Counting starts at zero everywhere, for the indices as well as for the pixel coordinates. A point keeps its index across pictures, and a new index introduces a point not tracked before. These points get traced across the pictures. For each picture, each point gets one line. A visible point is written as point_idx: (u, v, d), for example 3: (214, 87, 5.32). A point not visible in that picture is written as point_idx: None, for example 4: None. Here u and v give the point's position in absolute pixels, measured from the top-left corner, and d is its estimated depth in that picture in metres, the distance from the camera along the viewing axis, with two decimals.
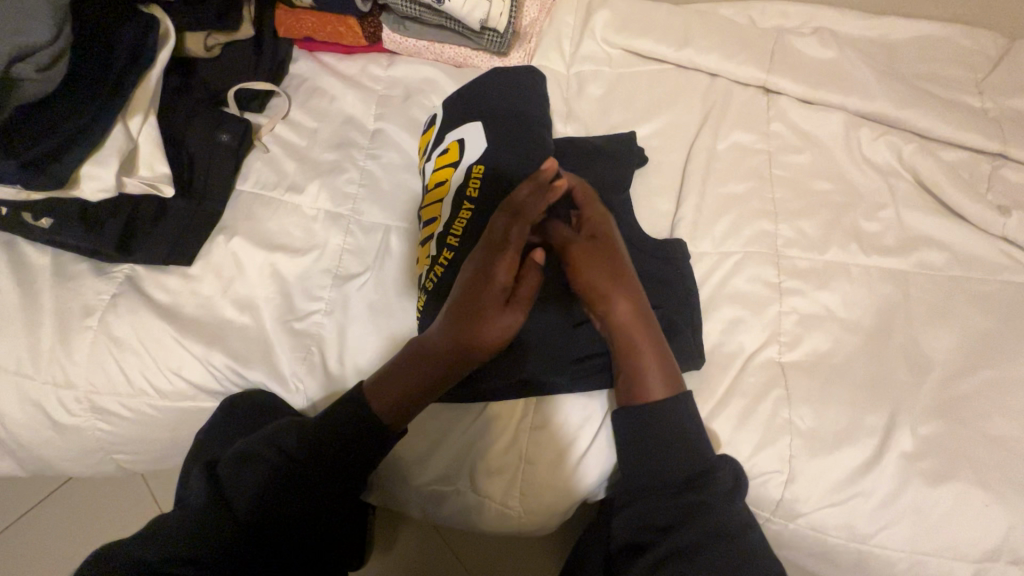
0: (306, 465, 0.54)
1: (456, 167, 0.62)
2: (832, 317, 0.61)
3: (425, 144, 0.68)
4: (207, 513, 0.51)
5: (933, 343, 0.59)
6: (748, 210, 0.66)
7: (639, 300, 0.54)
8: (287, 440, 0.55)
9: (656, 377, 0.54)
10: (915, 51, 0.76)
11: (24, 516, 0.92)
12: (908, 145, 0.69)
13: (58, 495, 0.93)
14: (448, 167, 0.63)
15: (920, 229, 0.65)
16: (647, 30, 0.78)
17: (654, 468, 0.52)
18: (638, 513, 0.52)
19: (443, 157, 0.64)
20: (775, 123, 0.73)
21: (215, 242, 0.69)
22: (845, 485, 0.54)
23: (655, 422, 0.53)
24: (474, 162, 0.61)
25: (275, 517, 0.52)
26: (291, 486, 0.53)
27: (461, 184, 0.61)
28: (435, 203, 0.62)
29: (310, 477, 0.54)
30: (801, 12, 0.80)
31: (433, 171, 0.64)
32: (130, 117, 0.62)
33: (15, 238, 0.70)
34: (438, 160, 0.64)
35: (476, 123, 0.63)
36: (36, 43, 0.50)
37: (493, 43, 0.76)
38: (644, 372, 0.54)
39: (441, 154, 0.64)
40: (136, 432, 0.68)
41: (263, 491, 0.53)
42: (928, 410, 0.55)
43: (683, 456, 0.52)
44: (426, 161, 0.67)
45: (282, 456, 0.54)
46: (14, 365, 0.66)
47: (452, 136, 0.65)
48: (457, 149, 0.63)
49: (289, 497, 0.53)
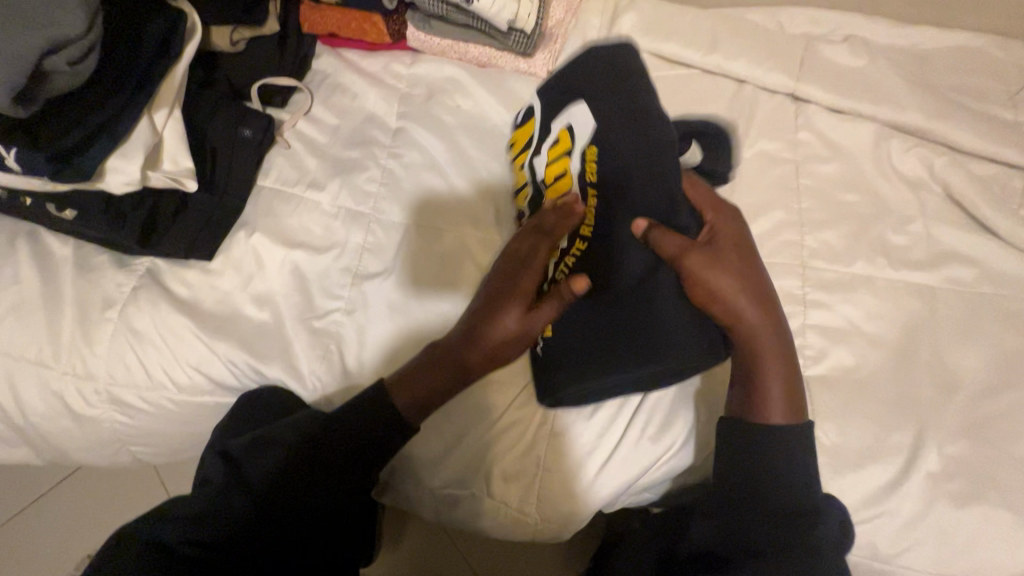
0: (317, 461, 0.54)
1: (571, 153, 0.61)
2: (857, 331, 0.60)
3: (526, 140, 0.67)
4: (223, 504, 0.52)
5: (961, 361, 0.58)
6: (773, 220, 0.66)
7: (760, 306, 0.54)
8: (302, 430, 0.55)
9: (772, 402, 0.53)
10: (947, 61, 0.74)
11: (33, 505, 0.92)
12: (939, 158, 0.67)
13: (67, 484, 0.93)
14: (563, 158, 0.62)
15: (950, 244, 0.64)
16: (675, 34, 0.77)
17: (762, 489, 0.52)
18: (731, 528, 0.51)
19: (555, 148, 0.63)
20: (802, 132, 0.72)
21: (235, 237, 0.69)
22: (868, 504, 0.53)
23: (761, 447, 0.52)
24: (589, 143, 0.59)
25: (285, 512, 0.53)
26: (306, 474, 0.54)
27: (582, 171, 0.60)
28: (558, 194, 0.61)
29: (321, 471, 0.54)
30: (832, 19, 0.78)
31: (546, 165, 0.63)
32: (156, 110, 0.62)
33: (38, 227, 0.71)
34: (550, 153, 0.63)
35: (581, 101, 0.61)
36: (67, 37, 0.48)
37: (519, 43, 0.75)
38: (773, 378, 0.53)
39: (553, 144, 0.63)
40: (152, 425, 0.68)
41: (276, 472, 0.54)
42: (955, 429, 0.54)
43: (793, 485, 0.51)
44: (530, 156, 0.65)
45: (295, 450, 0.54)
46: (35, 354, 0.66)
47: (559, 123, 0.63)
48: (568, 136, 0.62)
49: (298, 493, 0.53)
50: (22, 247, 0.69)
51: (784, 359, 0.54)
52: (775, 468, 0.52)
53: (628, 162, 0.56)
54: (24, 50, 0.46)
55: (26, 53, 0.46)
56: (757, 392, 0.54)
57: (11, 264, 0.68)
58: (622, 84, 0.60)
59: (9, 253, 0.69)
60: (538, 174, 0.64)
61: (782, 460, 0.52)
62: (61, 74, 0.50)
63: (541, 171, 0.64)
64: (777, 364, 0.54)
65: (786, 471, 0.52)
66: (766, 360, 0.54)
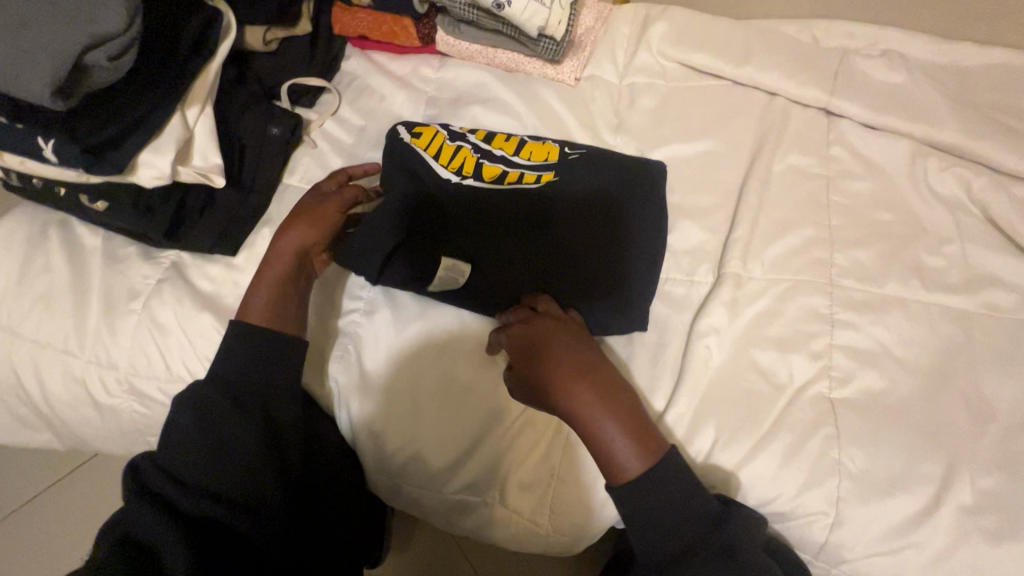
0: (262, 434, 0.56)
1: (447, 141, 0.67)
2: (887, 354, 0.58)
3: (428, 136, 0.67)
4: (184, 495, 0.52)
5: (998, 391, 0.55)
6: (802, 236, 0.64)
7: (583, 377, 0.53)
8: (229, 411, 0.56)
9: (629, 449, 0.51)
10: (989, 79, 0.72)
11: (55, 485, 0.94)
12: (979, 179, 0.65)
13: (89, 468, 0.95)
14: (443, 144, 0.66)
15: (989, 268, 0.62)
16: (705, 45, 0.76)
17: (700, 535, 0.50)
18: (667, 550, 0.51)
19: (430, 146, 0.66)
20: (834, 147, 0.70)
21: (260, 234, 0.70)
22: (896, 534, 0.51)
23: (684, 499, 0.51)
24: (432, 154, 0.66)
25: (241, 489, 0.54)
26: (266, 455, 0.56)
27: (468, 156, 0.66)
28: (485, 164, 0.65)
29: (271, 446, 0.56)
30: (867, 33, 0.77)
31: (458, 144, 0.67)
32: (188, 107, 0.63)
33: (70, 218, 0.72)
34: (443, 147, 0.66)
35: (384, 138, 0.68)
36: (110, 34, 0.49)
37: (548, 51, 0.74)
38: (614, 429, 0.52)
39: (434, 147, 0.66)
40: (169, 417, 0.69)
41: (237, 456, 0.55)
42: (990, 461, 0.52)
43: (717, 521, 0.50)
44: (448, 134, 0.68)
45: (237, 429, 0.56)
46: (61, 342, 0.67)
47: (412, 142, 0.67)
48: (427, 134, 0.67)
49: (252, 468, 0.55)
50: (55, 237, 0.71)
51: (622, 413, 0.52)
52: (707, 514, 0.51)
53: (482, 168, 0.65)
54: (67, 45, 0.47)
55: (69, 47, 0.47)
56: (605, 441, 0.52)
57: (42, 253, 0.70)
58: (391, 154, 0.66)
59: (41, 242, 0.70)
60: (470, 141, 0.68)
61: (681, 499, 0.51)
62: (101, 70, 0.51)
63: (471, 141, 0.68)
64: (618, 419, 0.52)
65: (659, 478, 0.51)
66: (580, 419, 0.52)
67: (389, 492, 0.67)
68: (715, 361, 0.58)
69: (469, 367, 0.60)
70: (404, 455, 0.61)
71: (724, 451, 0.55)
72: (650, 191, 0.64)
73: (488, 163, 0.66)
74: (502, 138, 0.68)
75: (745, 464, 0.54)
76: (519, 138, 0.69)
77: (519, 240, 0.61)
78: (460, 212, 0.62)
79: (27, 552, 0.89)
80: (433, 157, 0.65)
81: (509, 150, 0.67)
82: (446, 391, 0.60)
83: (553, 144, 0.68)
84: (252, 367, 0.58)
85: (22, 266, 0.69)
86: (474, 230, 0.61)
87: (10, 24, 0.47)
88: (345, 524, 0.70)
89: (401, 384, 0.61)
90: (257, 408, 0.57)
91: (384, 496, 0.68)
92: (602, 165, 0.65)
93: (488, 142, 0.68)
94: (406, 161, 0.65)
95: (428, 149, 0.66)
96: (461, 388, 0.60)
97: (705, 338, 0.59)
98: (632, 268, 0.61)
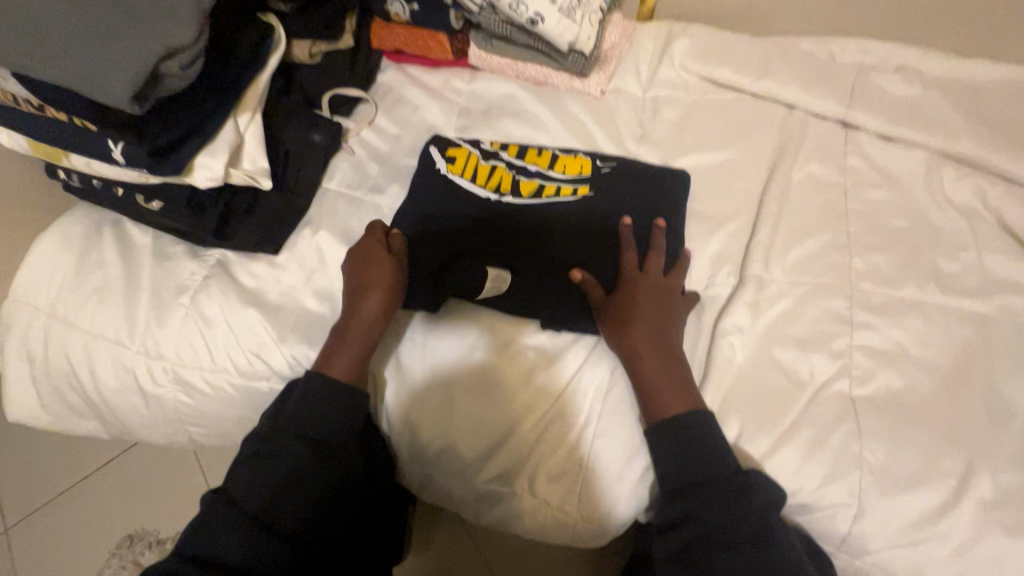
0: (304, 470, 0.58)
1: (483, 162, 0.71)
2: (906, 355, 0.60)
3: (464, 159, 0.71)
4: (227, 539, 0.53)
5: (1017, 391, 0.57)
6: (822, 242, 0.67)
7: (655, 332, 0.59)
8: (298, 426, 0.59)
9: (674, 399, 0.57)
10: (1003, 94, 0.75)
11: (99, 469, 1.00)
12: (994, 188, 0.67)
13: (132, 455, 1.01)
14: (478, 166, 0.70)
15: (1005, 274, 0.64)
16: (725, 60, 0.80)
17: (728, 527, 0.51)
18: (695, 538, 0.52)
19: (465, 170, 0.70)
20: (852, 157, 0.73)
21: (301, 234, 0.74)
22: (917, 527, 0.53)
23: (714, 494, 0.53)
24: (471, 178, 0.69)
25: (276, 529, 0.56)
26: (311, 471, 0.58)
27: (504, 176, 0.70)
28: (521, 181, 0.69)
29: (319, 467, 0.59)
30: (883, 50, 0.80)
31: (493, 164, 0.71)
32: (240, 114, 0.68)
33: (122, 218, 0.77)
34: (478, 168, 0.70)
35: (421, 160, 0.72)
36: (183, 44, 0.53)
37: (577, 64, 0.78)
38: (665, 384, 0.57)
39: (469, 170, 0.70)
40: (211, 407, 0.72)
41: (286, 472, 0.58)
42: (1009, 458, 0.54)
43: (746, 515, 0.51)
44: (482, 156, 0.71)
45: (281, 465, 0.58)
46: (112, 333, 0.71)
47: (449, 168, 0.70)
48: (463, 157, 0.71)
49: (287, 505, 0.57)
50: (109, 235, 0.75)
51: (672, 370, 0.58)
52: (737, 506, 0.52)
53: (519, 186, 0.69)
54: (146, 54, 0.51)
55: (147, 56, 0.51)
56: (653, 394, 0.57)
57: (97, 249, 0.74)
58: (431, 171, 0.71)
59: (96, 240, 0.75)
60: (506, 159, 0.71)
61: (710, 491, 0.53)
62: (172, 77, 0.55)
63: (506, 159, 0.71)
64: (668, 375, 0.57)
65: (691, 458, 0.55)
66: (636, 358, 0.58)
67: (421, 483, 0.69)
68: (739, 359, 0.61)
69: (500, 364, 0.63)
70: (437, 446, 0.64)
71: (748, 444, 0.57)
72: (661, 189, 0.68)
73: (526, 179, 0.69)
74: (537, 152, 0.72)
75: (768, 457, 0.56)
76: (551, 151, 0.72)
77: (546, 253, 0.64)
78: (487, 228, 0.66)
79: (80, 529, 0.96)
80: (470, 178, 0.69)
81: (545, 164, 0.71)
82: (478, 384, 0.63)
83: (587, 158, 0.71)
84: (303, 394, 0.61)
85: (77, 262, 0.73)
86: (505, 245, 0.65)
87: (94, 34, 0.51)
88: (379, 521, 0.73)
89: (435, 380, 0.64)
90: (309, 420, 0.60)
91: (412, 485, 0.71)
92: (611, 174, 0.69)
93: (521, 157, 0.71)
94: (445, 184, 0.69)
95: (465, 169, 0.70)
96: (492, 383, 0.62)
97: (729, 337, 0.61)
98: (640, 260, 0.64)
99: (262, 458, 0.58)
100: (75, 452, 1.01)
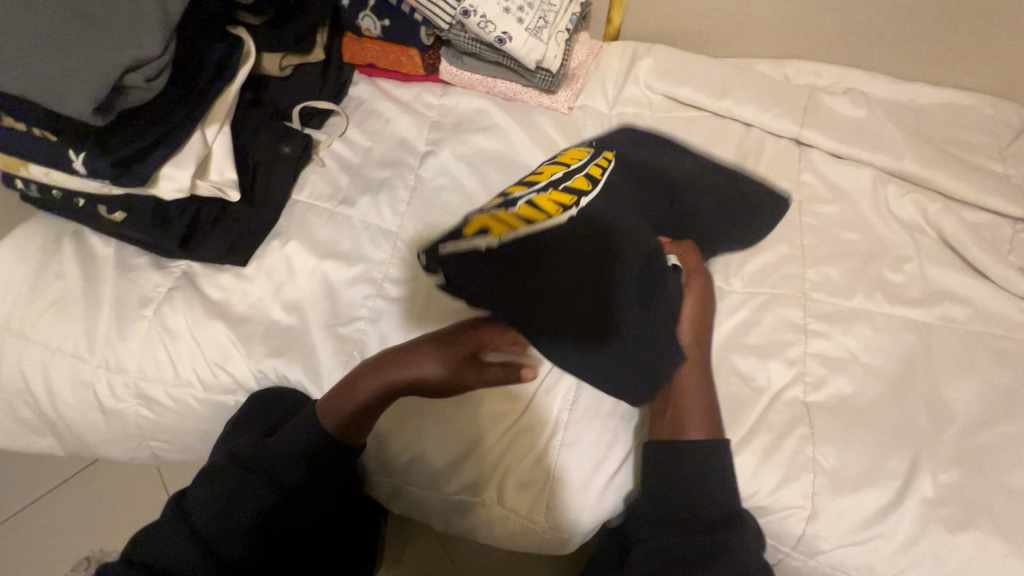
0: (246, 483, 0.58)
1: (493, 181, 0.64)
2: (855, 361, 0.63)
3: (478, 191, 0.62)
4: (178, 547, 0.54)
5: (954, 393, 0.61)
6: (777, 254, 0.70)
7: (698, 351, 0.61)
8: (234, 460, 0.59)
9: (697, 430, 0.58)
10: (942, 116, 0.80)
11: (56, 489, 0.96)
12: (934, 204, 0.72)
13: (91, 471, 0.98)
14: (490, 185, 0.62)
15: (944, 284, 0.68)
16: (687, 79, 0.83)
17: (695, 505, 0.56)
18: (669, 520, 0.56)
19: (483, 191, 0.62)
20: (805, 174, 0.77)
21: (270, 246, 0.73)
22: (865, 525, 0.55)
23: (673, 481, 0.57)
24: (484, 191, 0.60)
25: (223, 543, 0.56)
26: (244, 495, 0.58)
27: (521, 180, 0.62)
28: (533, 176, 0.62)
29: (252, 491, 0.58)
30: (833, 73, 0.85)
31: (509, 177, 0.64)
32: (208, 125, 0.68)
33: (83, 229, 0.75)
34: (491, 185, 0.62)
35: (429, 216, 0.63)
36: (146, 57, 0.53)
37: (544, 82, 0.81)
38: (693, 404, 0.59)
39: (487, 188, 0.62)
40: (175, 422, 0.71)
41: (219, 501, 0.57)
42: (948, 458, 0.57)
43: (710, 500, 0.56)
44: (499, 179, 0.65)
45: (223, 481, 0.58)
46: (71, 347, 0.69)
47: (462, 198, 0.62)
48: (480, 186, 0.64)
49: (240, 505, 0.57)
50: (68, 246, 0.73)
51: (705, 401, 0.59)
52: (703, 488, 0.56)
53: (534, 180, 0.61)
54: (109, 68, 0.51)
55: (110, 69, 0.51)
56: (685, 408, 0.58)
57: (56, 260, 0.72)
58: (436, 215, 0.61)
59: (55, 251, 0.73)
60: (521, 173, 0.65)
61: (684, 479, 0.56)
62: (136, 89, 0.54)
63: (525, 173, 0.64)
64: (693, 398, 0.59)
65: (666, 459, 0.58)
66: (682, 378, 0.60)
67: (391, 494, 0.69)
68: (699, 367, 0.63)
69: None
70: (406, 457, 0.64)
71: None
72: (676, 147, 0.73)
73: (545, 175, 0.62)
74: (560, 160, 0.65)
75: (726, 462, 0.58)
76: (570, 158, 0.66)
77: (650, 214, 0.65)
78: (625, 317, 0.55)
79: (31, 551, 0.92)
80: (529, 229, 0.55)
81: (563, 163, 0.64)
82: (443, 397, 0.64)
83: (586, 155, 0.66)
84: None
85: (35, 274, 0.71)
86: (652, 301, 0.57)
87: (58, 43, 0.51)
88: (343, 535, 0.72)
89: None
90: (242, 453, 0.60)
91: (382, 498, 0.71)
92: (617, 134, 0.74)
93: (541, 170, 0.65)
94: (515, 255, 0.53)
95: (507, 232, 0.54)
96: (460, 395, 0.63)
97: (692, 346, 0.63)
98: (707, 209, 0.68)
99: (212, 474, 0.59)
100: (28, 473, 0.97)
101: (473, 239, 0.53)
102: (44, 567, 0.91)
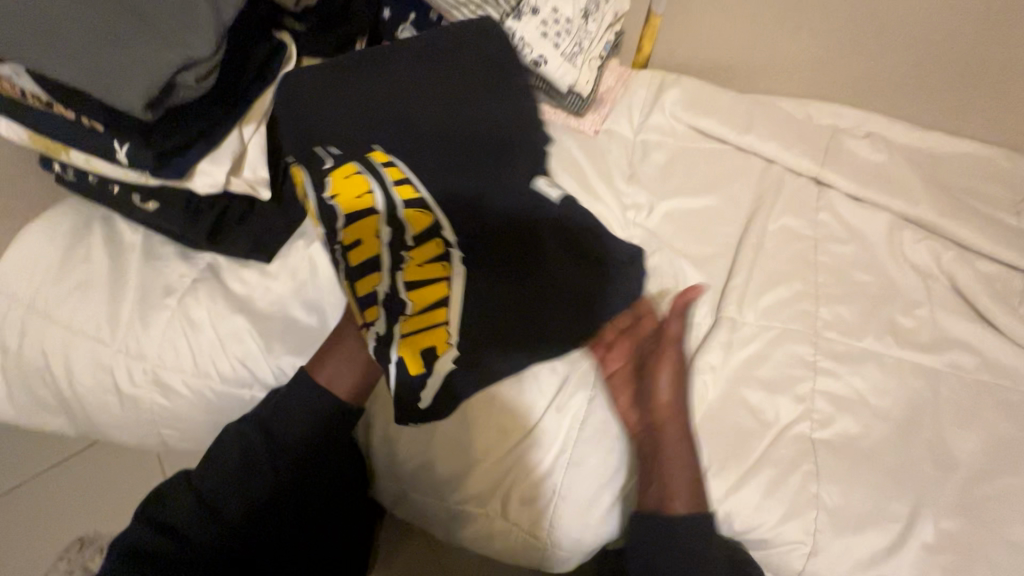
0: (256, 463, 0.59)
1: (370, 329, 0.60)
2: (863, 402, 0.64)
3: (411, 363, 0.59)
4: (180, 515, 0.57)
5: (959, 442, 0.62)
6: (791, 289, 0.71)
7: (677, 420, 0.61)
8: (253, 430, 0.60)
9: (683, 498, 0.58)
10: (959, 165, 0.82)
11: (54, 469, 0.97)
12: (948, 252, 0.73)
13: (91, 454, 0.99)
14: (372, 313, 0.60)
15: (954, 332, 0.69)
16: (712, 112, 0.85)
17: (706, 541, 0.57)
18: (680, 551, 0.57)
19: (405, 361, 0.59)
20: (823, 213, 0.78)
21: (293, 245, 0.75)
22: (864, 566, 0.56)
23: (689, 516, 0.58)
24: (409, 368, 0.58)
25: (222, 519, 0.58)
26: (254, 474, 0.59)
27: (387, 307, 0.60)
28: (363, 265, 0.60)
29: (261, 471, 0.59)
30: (855, 115, 0.87)
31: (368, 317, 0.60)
32: (246, 124, 0.69)
33: (113, 215, 0.77)
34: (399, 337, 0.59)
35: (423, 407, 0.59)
36: (198, 57, 0.54)
37: (573, 104, 0.82)
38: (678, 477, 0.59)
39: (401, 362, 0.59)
40: (188, 411, 0.72)
41: (230, 476, 0.59)
42: (949, 505, 0.58)
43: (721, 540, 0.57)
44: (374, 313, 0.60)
45: (232, 454, 0.59)
46: (93, 330, 0.70)
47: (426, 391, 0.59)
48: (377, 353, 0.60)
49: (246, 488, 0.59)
50: (97, 231, 0.75)
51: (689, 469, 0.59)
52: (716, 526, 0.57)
53: (358, 210, 0.62)
54: (163, 66, 0.53)
55: (164, 67, 0.53)
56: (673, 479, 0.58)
57: (84, 244, 0.74)
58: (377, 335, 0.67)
59: (85, 235, 0.75)
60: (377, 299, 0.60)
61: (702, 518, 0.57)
62: (186, 87, 0.56)
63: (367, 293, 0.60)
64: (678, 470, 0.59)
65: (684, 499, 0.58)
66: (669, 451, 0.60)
67: (395, 498, 0.70)
68: (709, 397, 0.64)
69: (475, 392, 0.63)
70: (414, 462, 0.65)
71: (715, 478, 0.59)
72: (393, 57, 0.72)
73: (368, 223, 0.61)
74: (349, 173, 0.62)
75: (729, 494, 0.59)
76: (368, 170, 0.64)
77: (459, 143, 0.69)
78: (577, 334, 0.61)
79: (25, 530, 0.92)
80: (446, 302, 0.61)
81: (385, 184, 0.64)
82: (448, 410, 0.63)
83: (365, 177, 0.63)
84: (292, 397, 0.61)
85: (63, 255, 0.73)
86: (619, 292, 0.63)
87: (114, 41, 0.52)
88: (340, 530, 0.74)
89: None
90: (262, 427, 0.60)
91: (386, 501, 0.73)
92: (306, 100, 0.67)
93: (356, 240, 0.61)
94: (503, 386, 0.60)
95: (446, 331, 0.61)
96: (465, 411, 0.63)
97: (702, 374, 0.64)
98: (487, 101, 0.72)
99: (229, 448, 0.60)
100: (28, 451, 0.97)
101: (431, 367, 0.59)
102: (37, 546, 0.92)
